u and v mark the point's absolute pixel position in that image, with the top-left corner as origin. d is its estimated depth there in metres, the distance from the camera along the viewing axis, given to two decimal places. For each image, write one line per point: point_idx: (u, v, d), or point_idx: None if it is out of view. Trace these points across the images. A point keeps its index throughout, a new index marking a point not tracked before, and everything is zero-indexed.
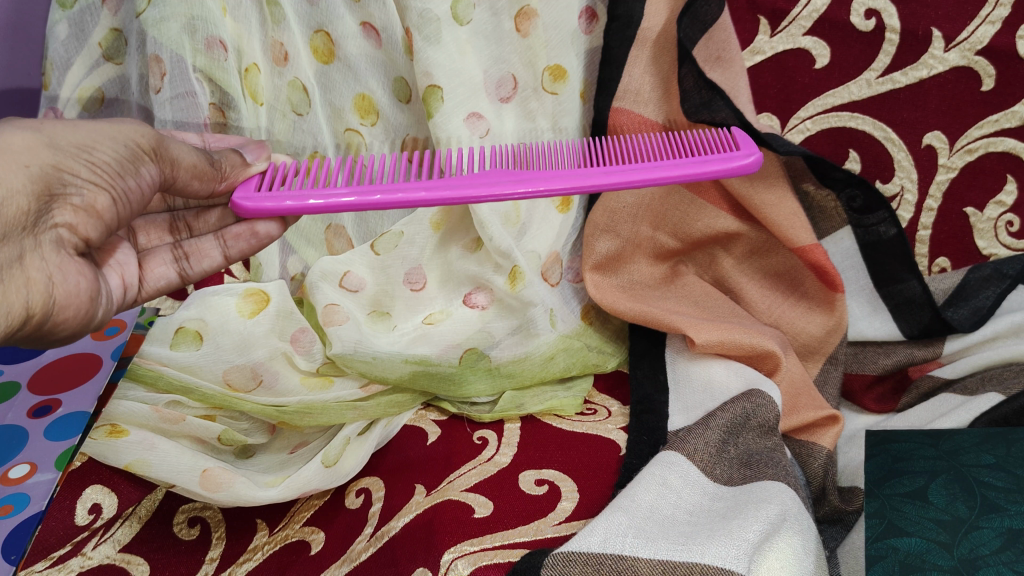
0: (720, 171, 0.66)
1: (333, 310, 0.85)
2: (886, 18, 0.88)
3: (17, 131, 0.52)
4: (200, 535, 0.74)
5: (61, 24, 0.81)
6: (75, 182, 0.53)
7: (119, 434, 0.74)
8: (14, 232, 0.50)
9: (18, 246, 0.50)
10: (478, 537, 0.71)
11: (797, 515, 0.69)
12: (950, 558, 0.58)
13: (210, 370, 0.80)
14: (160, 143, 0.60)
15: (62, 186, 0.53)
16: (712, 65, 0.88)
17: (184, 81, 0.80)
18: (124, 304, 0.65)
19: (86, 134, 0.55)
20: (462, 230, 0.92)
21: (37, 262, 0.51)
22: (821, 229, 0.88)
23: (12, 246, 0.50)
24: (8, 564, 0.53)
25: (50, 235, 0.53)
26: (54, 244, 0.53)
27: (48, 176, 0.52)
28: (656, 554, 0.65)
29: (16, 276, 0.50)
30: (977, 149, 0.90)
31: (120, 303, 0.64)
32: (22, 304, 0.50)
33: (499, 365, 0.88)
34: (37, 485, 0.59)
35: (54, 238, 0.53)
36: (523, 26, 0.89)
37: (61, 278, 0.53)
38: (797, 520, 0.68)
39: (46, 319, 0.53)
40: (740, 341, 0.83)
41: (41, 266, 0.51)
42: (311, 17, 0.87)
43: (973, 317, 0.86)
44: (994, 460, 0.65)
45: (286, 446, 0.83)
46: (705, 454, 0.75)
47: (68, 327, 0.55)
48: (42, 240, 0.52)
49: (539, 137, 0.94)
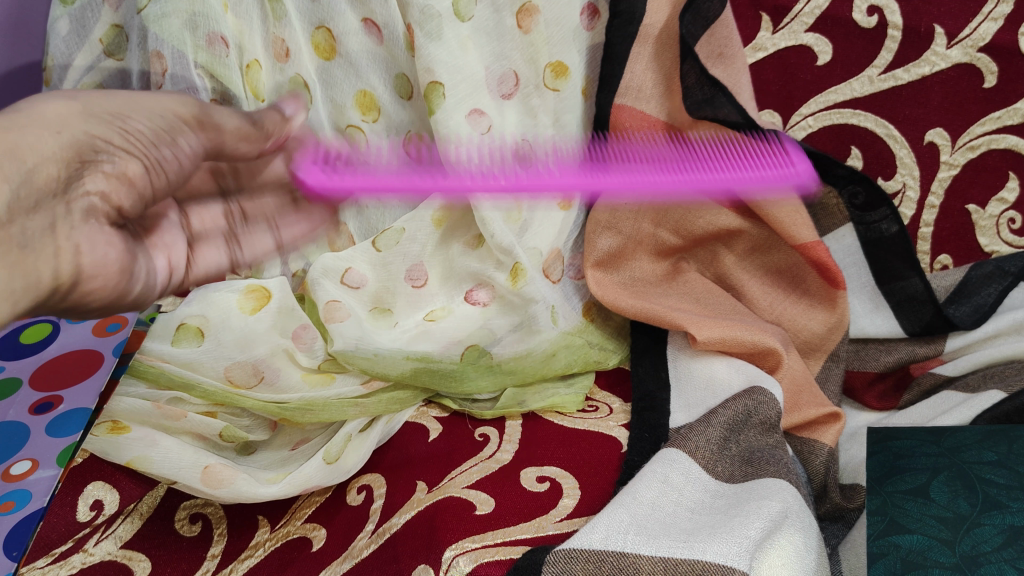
0: (779, 180, 0.75)
1: (334, 306, 0.85)
2: (889, 15, 0.88)
3: (53, 101, 0.52)
4: (201, 532, 0.75)
5: (62, 20, 0.81)
6: (107, 150, 0.53)
7: (120, 430, 0.73)
8: (45, 200, 0.48)
9: (50, 215, 0.49)
10: (480, 533, 0.71)
11: (798, 506, 0.70)
12: (952, 556, 0.58)
13: (212, 366, 0.79)
14: (203, 113, 0.59)
15: (95, 154, 0.52)
16: (714, 61, 0.88)
17: (185, 77, 0.79)
18: (168, 287, 0.66)
19: (120, 103, 0.55)
20: (463, 226, 0.92)
21: (67, 232, 0.50)
22: (824, 226, 0.88)
23: (44, 215, 0.48)
24: (9, 561, 0.54)
25: (82, 203, 0.52)
26: (86, 213, 0.52)
27: (82, 143, 0.52)
28: (657, 551, 0.65)
29: (47, 246, 0.48)
30: (979, 146, 0.90)
31: (164, 284, 0.65)
32: (51, 273, 0.49)
33: (500, 363, 0.88)
34: (39, 481, 0.59)
35: (86, 206, 0.52)
36: (524, 22, 0.89)
37: (89, 249, 0.51)
38: (799, 517, 0.68)
39: (72, 289, 0.51)
40: (742, 338, 0.83)
41: (70, 236, 0.50)
42: (313, 13, 0.87)
43: (975, 314, 0.86)
44: (996, 458, 0.64)
45: (287, 443, 0.83)
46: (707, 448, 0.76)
47: (98, 297, 0.54)
48: (73, 208, 0.51)
49: (540, 133, 0.93)
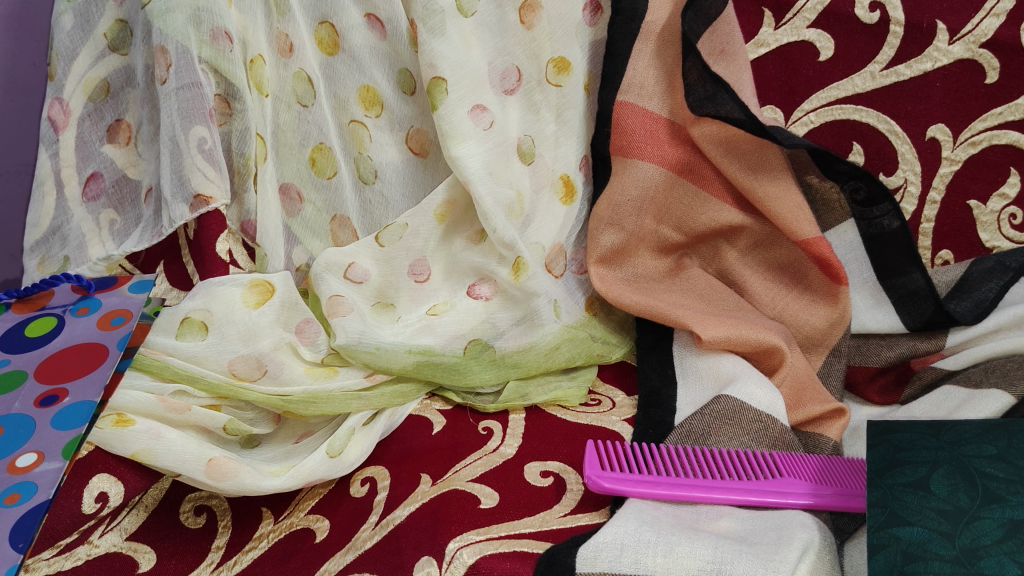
0: None
1: (337, 300, 0.85)
2: (890, 11, 0.90)
3: None
4: (206, 523, 0.75)
5: (66, 15, 0.82)
6: None
7: (125, 423, 0.71)
8: None
9: None
10: (485, 526, 0.71)
11: (826, 538, 0.68)
12: (952, 548, 0.57)
13: (215, 359, 0.78)
14: None
15: None
16: (716, 58, 0.89)
17: (190, 72, 0.78)
18: None
19: None
20: (466, 222, 0.93)
21: None
22: (825, 221, 0.89)
23: None
24: (15, 553, 0.55)
25: None
26: None
27: None
28: (667, 562, 0.64)
29: None
30: (981, 142, 0.90)
31: None
32: None
33: (503, 356, 0.88)
34: (45, 473, 0.59)
35: None
36: (528, 18, 0.90)
37: None
38: (798, 523, 0.68)
39: None
40: (748, 337, 0.84)
41: None
42: (316, 8, 0.88)
43: (976, 309, 0.85)
44: (996, 451, 0.62)
45: (292, 436, 0.83)
46: (726, 453, 0.77)
47: None
48: None
49: (543, 129, 0.94)
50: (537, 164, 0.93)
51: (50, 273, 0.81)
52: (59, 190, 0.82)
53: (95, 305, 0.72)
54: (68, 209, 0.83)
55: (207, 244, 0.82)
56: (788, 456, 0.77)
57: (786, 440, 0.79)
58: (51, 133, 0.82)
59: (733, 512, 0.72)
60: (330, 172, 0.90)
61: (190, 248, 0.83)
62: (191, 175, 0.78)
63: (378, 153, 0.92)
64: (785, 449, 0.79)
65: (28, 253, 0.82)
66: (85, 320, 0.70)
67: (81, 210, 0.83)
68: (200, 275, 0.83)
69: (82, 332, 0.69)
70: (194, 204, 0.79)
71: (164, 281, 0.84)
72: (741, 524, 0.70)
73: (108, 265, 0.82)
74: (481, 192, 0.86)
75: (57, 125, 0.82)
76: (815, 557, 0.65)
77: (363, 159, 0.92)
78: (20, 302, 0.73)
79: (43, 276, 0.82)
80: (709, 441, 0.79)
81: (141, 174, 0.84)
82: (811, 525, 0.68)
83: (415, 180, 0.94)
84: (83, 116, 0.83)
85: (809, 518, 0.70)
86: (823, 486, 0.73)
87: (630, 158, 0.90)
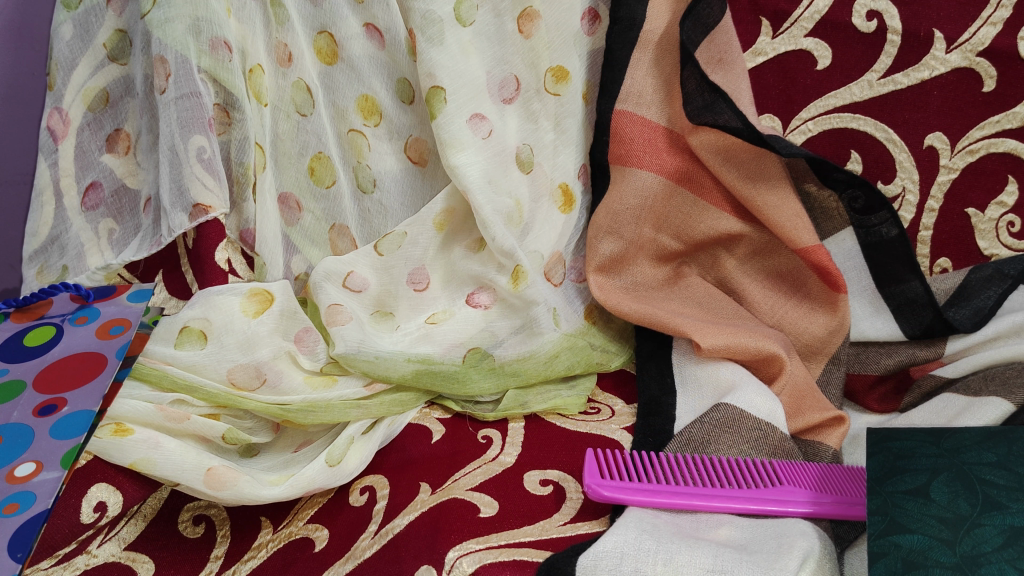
0: None
1: (336, 310, 0.86)
2: (888, 19, 0.91)
3: None
4: (205, 533, 0.75)
5: (66, 25, 0.82)
6: None
7: (125, 432, 0.71)
8: None
9: None
10: (484, 535, 0.71)
11: (826, 546, 0.68)
12: (953, 556, 0.57)
13: (214, 368, 0.78)
14: None
15: None
16: (715, 67, 0.90)
17: (189, 82, 0.78)
18: None
19: None
20: (465, 230, 0.94)
21: None
22: (823, 230, 0.89)
23: None
24: (14, 561, 0.54)
25: None
26: None
27: None
28: (667, 568, 0.64)
29: None
30: (978, 150, 0.90)
31: None
32: None
33: (503, 364, 0.88)
34: (44, 483, 0.59)
35: None
36: (526, 27, 0.91)
37: None
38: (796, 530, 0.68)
39: None
40: (747, 345, 0.84)
41: None
42: (315, 18, 0.89)
43: (974, 317, 0.85)
44: (996, 458, 0.62)
45: (291, 444, 0.83)
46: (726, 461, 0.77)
47: None
48: None
49: (541, 138, 0.94)
50: (536, 173, 0.93)
51: (49, 282, 0.82)
52: (59, 199, 0.83)
53: (94, 315, 0.72)
54: (67, 218, 0.83)
55: (207, 253, 0.82)
56: (788, 464, 0.77)
57: (786, 447, 0.79)
58: (51, 143, 0.82)
59: (733, 520, 0.71)
60: (329, 181, 0.90)
61: (190, 257, 0.83)
62: (190, 185, 0.79)
63: (377, 162, 0.92)
64: (785, 457, 0.79)
65: (27, 263, 0.83)
66: (84, 329, 0.70)
67: (80, 220, 0.83)
68: (200, 284, 0.83)
69: (81, 341, 0.69)
70: (194, 213, 0.79)
71: (164, 290, 0.84)
72: (741, 533, 0.70)
73: (106, 274, 0.82)
74: (481, 201, 0.86)
75: (56, 134, 0.82)
76: (816, 565, 0.65)
77: (362, 168, 0.92)
78: (18, 311, 0.73)
79: (42, 285, 0.82)
80: (709, 449, 0.79)
81: (140, 184, 0.84)
82: (811, 533, 0.68)
83: (414, 189, 0.94)
84: (83, 126, 0.83)
85: (809, 526, 0.69)
86: (824, 494, 0.73)
87: (628, 166, 0.90)
